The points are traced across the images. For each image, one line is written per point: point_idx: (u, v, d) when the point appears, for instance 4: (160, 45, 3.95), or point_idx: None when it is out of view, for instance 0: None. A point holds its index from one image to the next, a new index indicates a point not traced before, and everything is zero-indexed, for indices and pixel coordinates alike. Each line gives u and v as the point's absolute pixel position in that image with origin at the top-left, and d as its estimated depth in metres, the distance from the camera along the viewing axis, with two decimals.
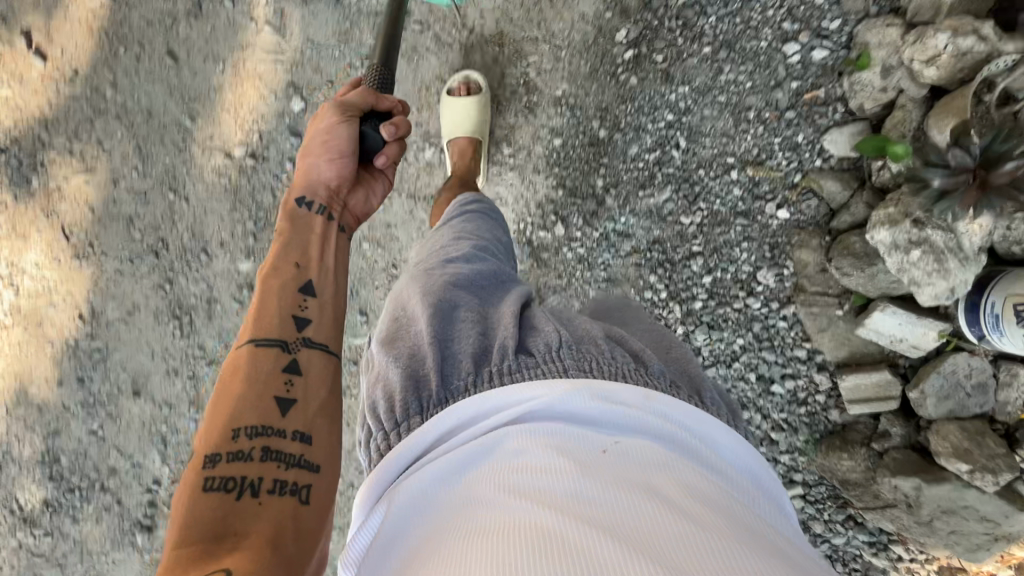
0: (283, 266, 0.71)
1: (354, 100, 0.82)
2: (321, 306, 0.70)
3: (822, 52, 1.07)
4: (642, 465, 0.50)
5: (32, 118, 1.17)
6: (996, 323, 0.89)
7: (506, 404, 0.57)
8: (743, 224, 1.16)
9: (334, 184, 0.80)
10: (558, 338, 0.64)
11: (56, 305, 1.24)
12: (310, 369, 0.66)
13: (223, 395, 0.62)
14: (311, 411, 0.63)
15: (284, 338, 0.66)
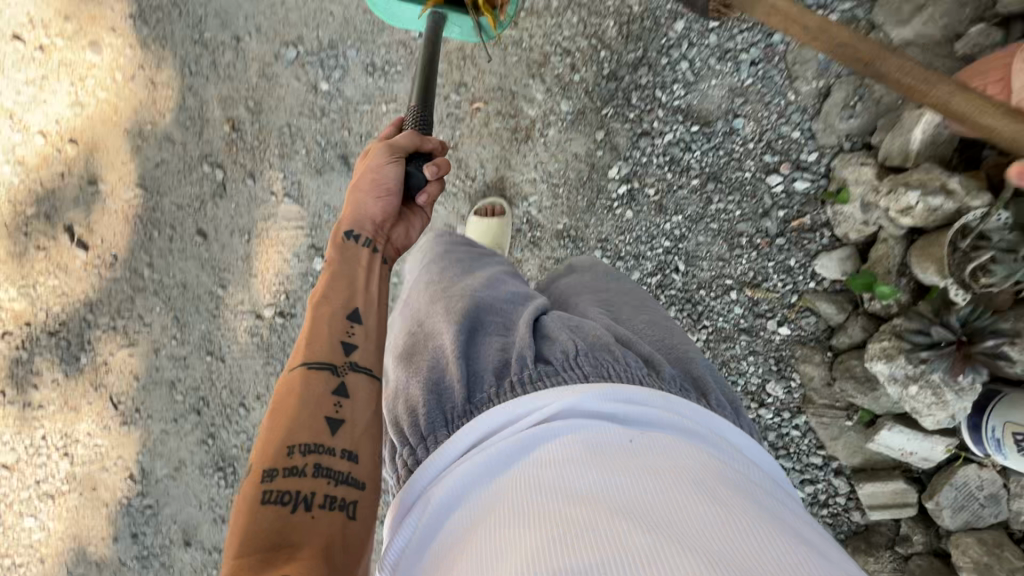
0: (335, 292, 0.70)
1: (404, 140, 0.80)
2: (368, 334, 0.68)
3: (804, 183, 1.14)
4: (670, 454, 0.52)
5: (77, 302, 1.26)
6: (999, 447, 0.94)
7: (537, 407, 0.59)
8: (748, 339, 1.22)
9: (379, 220, 0.77)
10: (575, 347, 0.66)
11: (108, 468, 1.32)
12: (358, 391, 0.64)
13: (278, 412, 0.61)
14: (360, 433, 0.61)
15: (333, 362, 0.64)
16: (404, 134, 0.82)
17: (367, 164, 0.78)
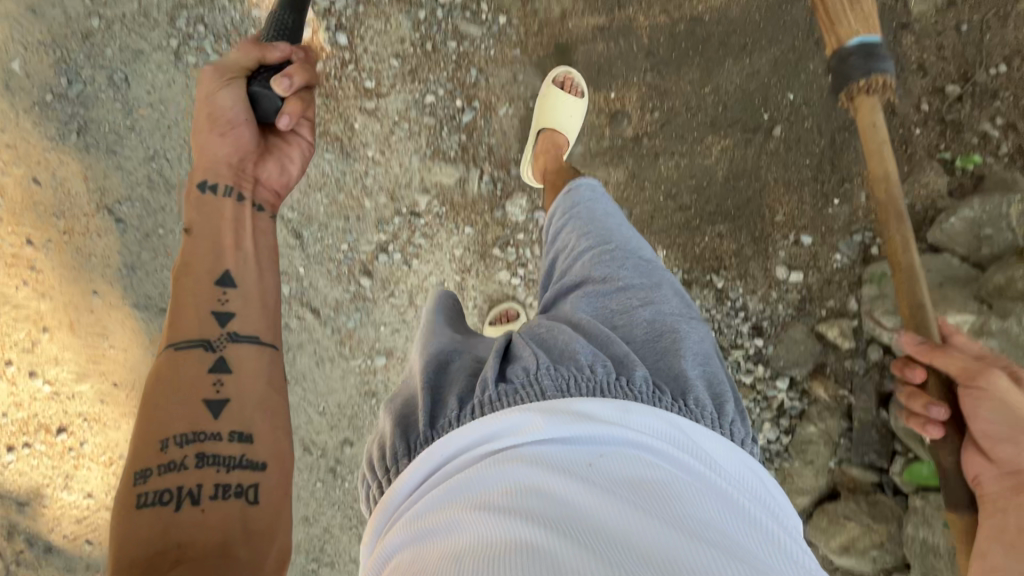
0: (200, 261, 0.84)
1: (238, 57, 0.87)
2: (242, 299, 0.83)
3: None
4: (624, 484, 0.58)
5: None
6: None
7: (501, 428, 0.65)
8: None
9: (234, 159, 0.90)
10: (536, 363, 0.72)
11: None
12: (239, 366, 0.79)
13: (151, 404, 0.74)
14: (247, 402, 0.77)
15: (206, 338, 0.79)
16: (241, 48, 0.89)
17: (201, 97, 0.86)
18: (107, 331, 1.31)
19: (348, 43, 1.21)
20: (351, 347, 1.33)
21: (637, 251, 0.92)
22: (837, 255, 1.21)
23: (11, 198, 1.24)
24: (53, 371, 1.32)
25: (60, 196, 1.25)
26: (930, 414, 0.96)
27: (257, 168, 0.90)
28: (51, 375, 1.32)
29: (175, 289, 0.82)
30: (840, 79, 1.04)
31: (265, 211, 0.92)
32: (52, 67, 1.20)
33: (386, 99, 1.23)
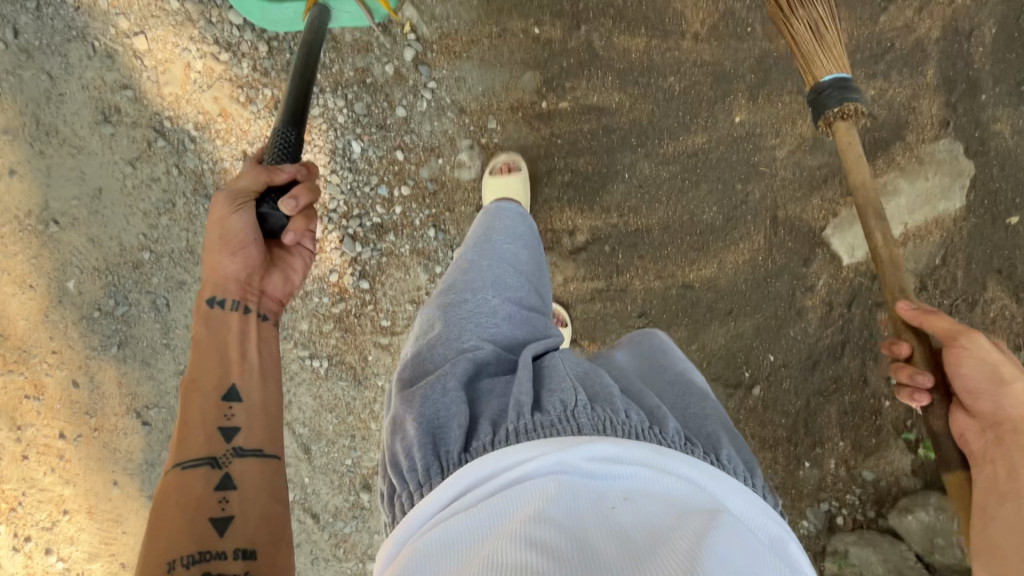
0: (207, 377, 0.89)
1: (247, 181, 0.89)
2: (247, 412, 0.90)
3: None
4: (657, 523, 0.55)
5: None
6: None
7: (536, 456, 0.62)
8: None
9: (244, 277, 0.93)
10: (575, 398, 0.70)
11: None
12: (244, 480, 0.85)
13: (162, 520, 0.79)
14: (250, 515, 0.83)
15: (215, 453, 0.85)
16: (252, 172, 0.91)
17: (212, 220, 0.89)
18: (122, 518, 1.41)
19: (370, 287, 1.33)
20: (345, 550, 1.41)
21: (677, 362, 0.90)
22: (803, 522, 1.37)
23: (51, 396, 1.37)
24: (67, 548, 1.42)
25: (95, 397, 1.37)
26: (917, 382, 0.99)
27: (263, 283, 0.96)
28: (65, 553, 1.42)
29: (184, 407, 0.88)
30: (817, 107, 1.12)
31: (270, 317, 0.99)
32: (103, 288, 1.33)
33: (400, 337, 1.34)
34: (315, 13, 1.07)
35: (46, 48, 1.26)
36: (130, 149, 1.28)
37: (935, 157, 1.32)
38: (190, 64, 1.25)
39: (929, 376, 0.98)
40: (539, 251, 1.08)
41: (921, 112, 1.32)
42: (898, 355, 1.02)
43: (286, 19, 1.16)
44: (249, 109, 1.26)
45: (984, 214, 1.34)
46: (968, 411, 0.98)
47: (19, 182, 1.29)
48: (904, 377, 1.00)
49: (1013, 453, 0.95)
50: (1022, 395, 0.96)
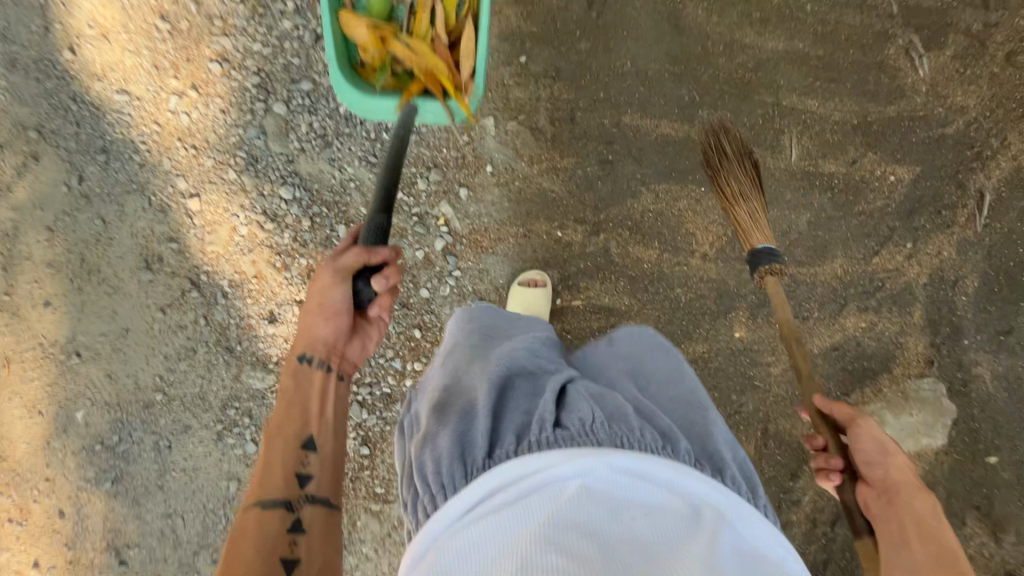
0: (289, 424, 0.95)
1: (349, 261, 0.99)
2: (322, 462, 0.93)
3: None
4: (662, 534, 0.75)
5: None
6: None
7: (567, 465, 0.78)
8: None
9: (332, 341, 1.03)
10: (592, 416, 0.85)
11: None
12: (313, 527, 0.88)
13: (232, 557, 0.81)
14: (315, 565, 0.85)
15: (290, 497, 0.89)
16: (354, 250, 1.00)
17: (317, 289, 0.99)
18: None
19: (370, 454, 1.36)
20: None
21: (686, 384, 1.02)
22: None
23: (33, 523, 1.36)
24: None
25: (78, 529, 1.36)
26: (828, 463, 1.03)
27: (347, 350, 1.04)
28: None
29: (267, 451, 0.93)
30: (753, 263, 1.21)
31: (345, 378, 1.05)
32: (109, 422, 1.35)
33: (391, 505, 1.36)
34: (406, 108, 1.16)
35: (105, 196, 1.35)
36: (164, 295, 1.35)
37: (920, 394, 1.40)
38: (236, 229, 1.34)
39: (839, 459, 1.03)
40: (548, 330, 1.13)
41: (907, 348, 1.42)
42: (814, 446, 1.08)
43: (376, 110, 1.21)
44: (283, 274, 1.34)
45: (962, 450, 1.41)
46: (867, 482, 0.98)
47: (51, 313, 1.34)
48: (820, 462, 1.05)
49: (903, 511, 0.92)
50: (909, 470, 0.97)
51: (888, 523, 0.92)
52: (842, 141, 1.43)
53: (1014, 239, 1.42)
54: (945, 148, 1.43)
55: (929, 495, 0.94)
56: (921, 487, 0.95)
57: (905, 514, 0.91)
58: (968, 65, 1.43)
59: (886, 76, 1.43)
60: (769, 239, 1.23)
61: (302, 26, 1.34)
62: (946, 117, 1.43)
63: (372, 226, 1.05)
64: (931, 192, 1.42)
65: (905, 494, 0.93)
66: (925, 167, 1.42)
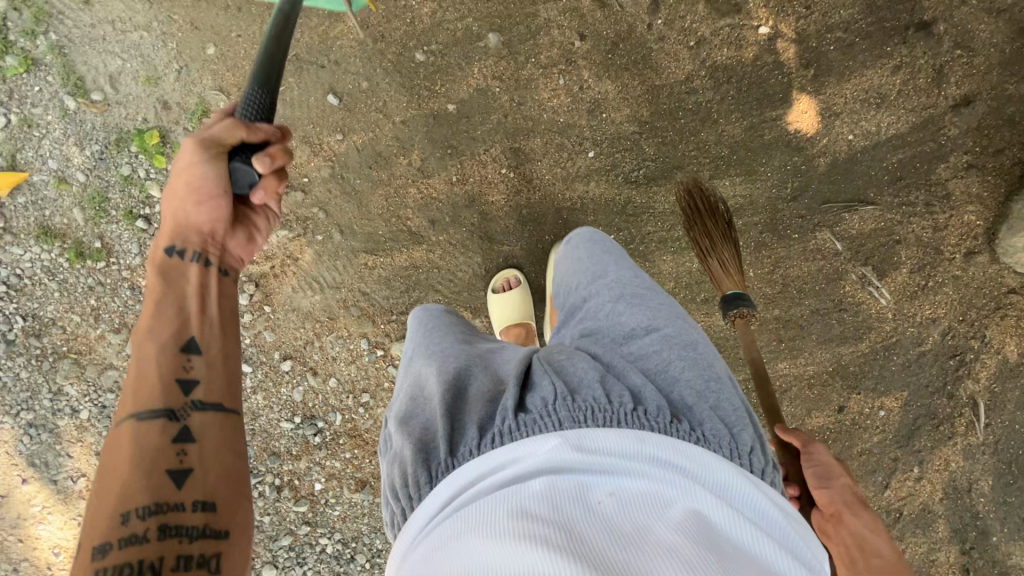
0: (157, 326, 0.75)
1: (221, 133, 0.77)
2: (209, 364, 0.76)
3: None
4: (636, 513, 0.61)
5: None
6: None
7: (525, 455, 0.66)
8: None
9: (209, 230, 0.82)
10: (553, 394, 0.73)
11: None
12: (205, 434, 0.71)
13: (111, 473, 0.66)
14: (213, 470, 0.69)
15: (174, 406, 0.71)
16: (222, 124, 0.78)
17: (179, 169, 0.76)
18: None
19: None
20: None
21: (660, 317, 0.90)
22: None
23: None
24: None
25: None
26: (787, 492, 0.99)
27: (227, 239, 0.83)
28: None
29: (138, 357, 0.74)
30: (724, 305, 1.17)
31: (231, 274, 0.85)
32: None
33: None
34: None
35: None
36: None
37: None
38: None
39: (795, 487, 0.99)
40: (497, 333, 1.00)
41: (941, 563, 1.43)
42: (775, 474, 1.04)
43: None
44: None
45: None
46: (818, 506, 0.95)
47: None
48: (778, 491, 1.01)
49: (847, 531, 0.90)
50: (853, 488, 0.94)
51: (838, 546, 0.90)
52: (822, 393, 1.39)
53: (1018, 432, 1.39)
54: (926, 364, 1.38)
55: (869, 511, 0.93)
56: (862, 503, 0.93)
57: (853, 538, 0.89)
58: (928, 275, 1.36)
59: (849, 313, 1.36)
60: (741, 283, 1.19)
61: (259, 483, 1.31)
62: (920, 334, 1.37)
63: (243, 104, 0.82)
64: (925, 412, 1.40)
65: (849, 516, 0.90)
66: (912, 390, 1.39)
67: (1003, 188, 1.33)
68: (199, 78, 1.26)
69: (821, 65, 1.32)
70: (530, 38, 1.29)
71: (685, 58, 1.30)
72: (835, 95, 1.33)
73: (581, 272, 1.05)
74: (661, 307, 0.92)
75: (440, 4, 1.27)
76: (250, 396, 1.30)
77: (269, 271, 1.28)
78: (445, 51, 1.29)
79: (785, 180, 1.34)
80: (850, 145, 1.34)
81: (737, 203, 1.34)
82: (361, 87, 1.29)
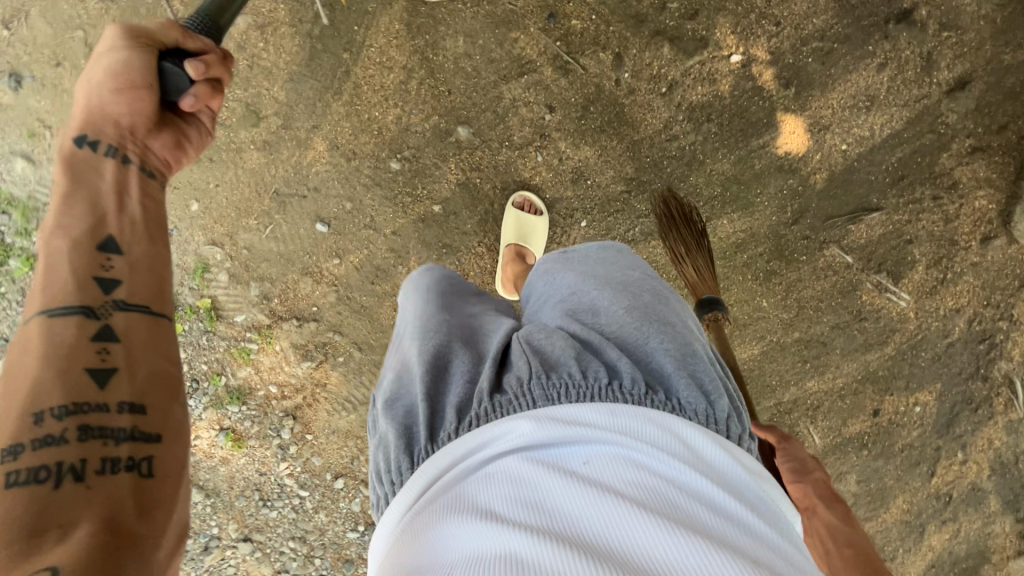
0: (70, 221, 0.68)
1: (157, 28, 0.71)
2: (132, 265, 0.69)
3: None
4: (608, 479, 0.61)
5: None
6: None
7: (494, 440, 0.66)
8: None
9: (127, 125, 0.73)
10: (528, 372, 0.72)
11: None
12: (129, 335, 0.65)
13: (21, 374, 0.60)
14: (139, 373, 0.64)
15: (89, 305, 0.65)
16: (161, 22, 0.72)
17: (105, 51, 0.70)
18: None
19: None
20: None
21: (640, 290, 0.87)
22: None
23: None
24: None
25: None
26: None
27: (149, 138, 0.75)
28: None
29: (45, 253, 0.67)
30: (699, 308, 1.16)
31: (159, 178, 0.77)
32: None
33: None
34: None
35: None
36: None
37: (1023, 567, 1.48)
38: None
39: None
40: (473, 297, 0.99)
41: (997, 535, 1.47)
42: None
43: None
44: None
45: None
46: None
47: None
48: None
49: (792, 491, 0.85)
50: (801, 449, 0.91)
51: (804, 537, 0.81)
52: (854, 402, 1.40)
53: None
54: (956, 354, 1.38)
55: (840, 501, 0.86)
56: (835, 497, 0.85)
57: (823, 529, 0.80)
58: (945, 268, 1.33)
59: (869, 321, 1.36)
60: (714, 288, 1.21)
61: None
62: (945, 326, 1.36)
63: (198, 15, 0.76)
64: (961, 399, 1.40)
65: (825, 509, 0.82)
66: (945, 381, 1.39)
67: (1012, 166, 1.29)
68: (191, 236, 1.29)
69: (802, 81, 1.26)
70: (499, 122, 1.27)
71: (659, 105, 1.27)
72: (822, 108, 1.28)
73: (559, 263, 0.97)
74: (636, 280, 0.89)
75: (404, 109, 1.26)
76: (313, 515, 1.39)
77: (302, 402, 1.34)
78: (419, 154, 1.28)
79: (784, 205, 1.31)
80: (845, 155, 1.30)
81: (739, 238, 1.33)
82: (345, 208, 1.30)
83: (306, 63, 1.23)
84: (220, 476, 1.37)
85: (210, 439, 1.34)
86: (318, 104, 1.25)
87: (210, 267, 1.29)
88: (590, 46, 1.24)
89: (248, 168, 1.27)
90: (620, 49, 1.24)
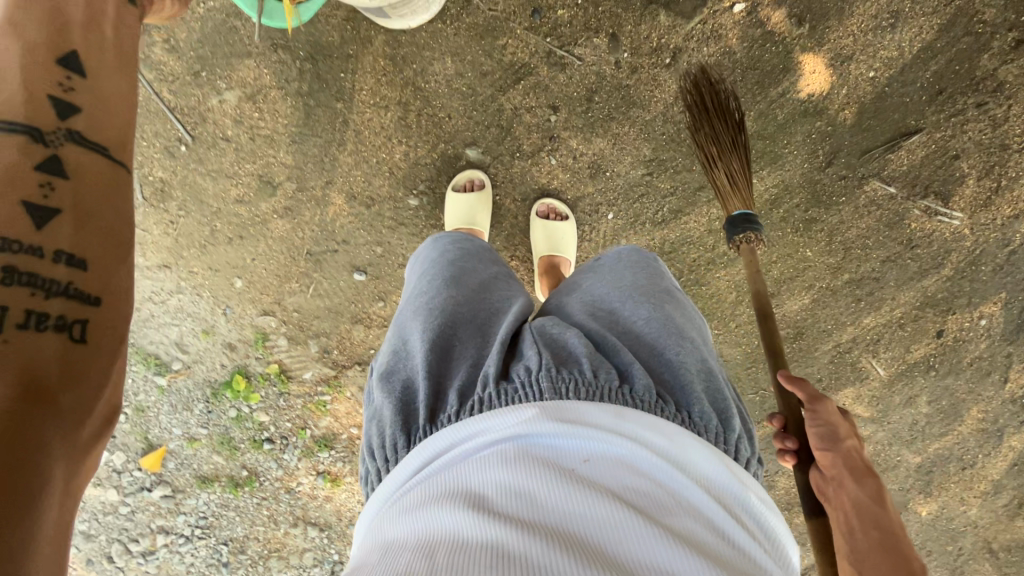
0: (29, 31, 0.65)
1: None
2: (93, 94, 0.66)
3: None
4: (606, 483, 0.58)
5: None
6: None
7: (491, 428, 0.62)
8: None
9: None
10: (538, 363, 0.68)
11: None
12: (81, 173, 0.62)
13: None
14: (99, 212, 0.61)
15: (43, 127, 0.61)
16: None
17: None
18: None
19: None
20: None
21: (662, 301, 0.86)
22: None
23: None
24: None
25: None
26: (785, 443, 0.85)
27: None
28: None
29: None
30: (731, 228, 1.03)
31: (136, 8, 0.77)
32: None
33: None
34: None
35: None
36: None
37: None
38: None
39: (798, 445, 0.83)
40: (490, 270, 0.95)
41: None
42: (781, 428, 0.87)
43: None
44: None
45: None
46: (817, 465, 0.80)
47: None
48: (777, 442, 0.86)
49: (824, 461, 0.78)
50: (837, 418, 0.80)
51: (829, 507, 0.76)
52: (916, 329, 1.39)
53: None
54: (1020, 261, 1.32)
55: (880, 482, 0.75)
56: (873, 472, 0.76)
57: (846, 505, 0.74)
58: (999, 176, 1.26)
59: (922, 247, 1.32)
60: (749, 202, 1.06)
61: None
62: (1004, 236, 1.30)
63: None
64: None
65: (853, 483, 0.74)
66: (1010, 290, 1.35)
67: None
68: (243, 311, 1.35)
69: (815, 14, 1.16)
70: (506, 135, 1.24)
71: (666, 78, 1.20)
72: (841, 39, 1.18)
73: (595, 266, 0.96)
74: (662, 289, 0.88)
75: (409, 144, 1.25)
76: None
77: None
78: (437, 185, 1.29)
79: (814, 150, 1.25)
80: (873, 82, 1.21)
81: (772, 193, 1.29)
82: (377, 254, 1.32)
83: (303, 122, 1.23)
84: (328, 510, 1.51)
85: (311, 483, 1.47)
86: (326, 160, 1.25)
87: (269, 334, 1.36)
88: (582, 34, 1.17)
89: (277, 237, 1.30)
90: (614, 29, 1.17)
